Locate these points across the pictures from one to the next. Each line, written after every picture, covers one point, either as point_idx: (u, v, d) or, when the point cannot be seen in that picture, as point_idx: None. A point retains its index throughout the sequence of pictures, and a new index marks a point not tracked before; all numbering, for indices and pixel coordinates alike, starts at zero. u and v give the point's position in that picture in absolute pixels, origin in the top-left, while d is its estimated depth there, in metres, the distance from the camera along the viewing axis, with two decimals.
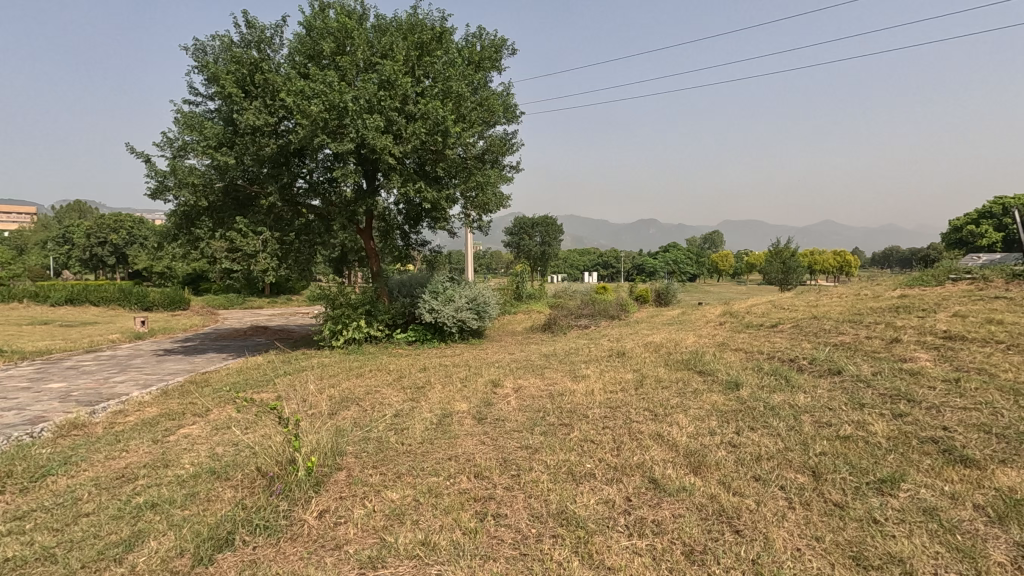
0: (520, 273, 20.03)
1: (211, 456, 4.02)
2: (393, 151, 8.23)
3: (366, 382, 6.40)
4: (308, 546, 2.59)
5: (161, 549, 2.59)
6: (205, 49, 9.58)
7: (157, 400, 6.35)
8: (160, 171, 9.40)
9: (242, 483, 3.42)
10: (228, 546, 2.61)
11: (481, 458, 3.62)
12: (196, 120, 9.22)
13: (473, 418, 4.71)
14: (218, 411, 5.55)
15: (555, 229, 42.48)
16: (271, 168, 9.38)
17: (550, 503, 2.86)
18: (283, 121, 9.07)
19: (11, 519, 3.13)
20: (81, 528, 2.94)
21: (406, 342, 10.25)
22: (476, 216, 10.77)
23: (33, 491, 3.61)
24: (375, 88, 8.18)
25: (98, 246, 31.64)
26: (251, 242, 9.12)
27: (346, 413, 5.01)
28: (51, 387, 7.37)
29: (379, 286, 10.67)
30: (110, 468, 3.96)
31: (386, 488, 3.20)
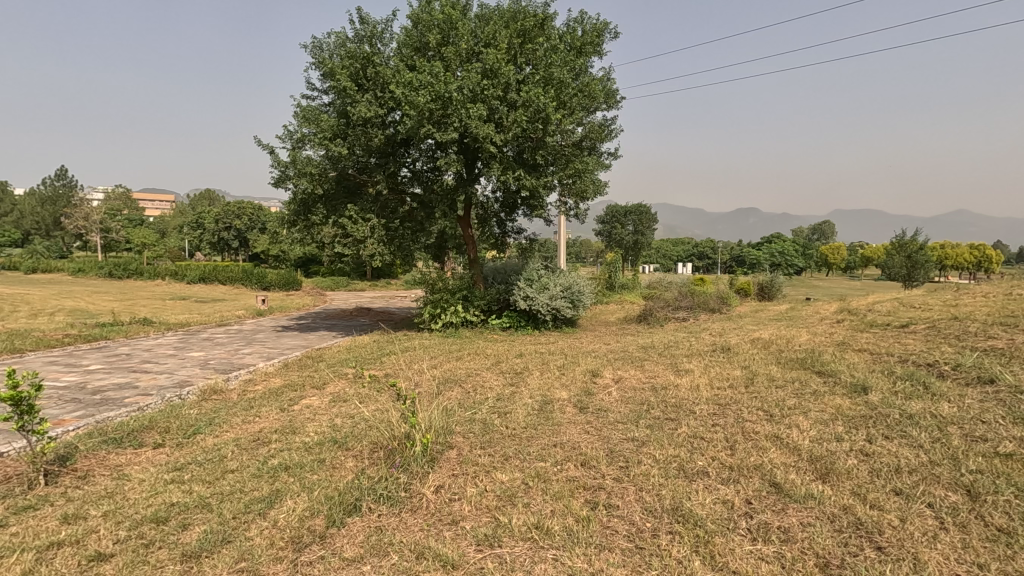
0: (612, 262, 19.66)
1: (331, 427, 4.33)
2: (495, 139, 8.34)
3: (467, 365, 6.59)
4: (427, 519, 2.72)
5: (298, 509, 2.83)
6: (322, 47, 10.22)
7: (280, 372, 6.97)
8: (282, 162, 10.20)
9: (362, 453, 3.65)
10: (356, 512, 2.81)
11: (587, 447, 3.61)
12: (313, 113, 9.88)
13: (574, 406, 4.69)
14: (334, 385, 5.98)
15: (648, 217, 41.25)
16: (379, 158, 9.83)
17: (663, 498, 2.79)
18: (391, 113, 9.47)
19: (172, 469, 3.58)
20: (227, 482, 3.29)
21: (500, 327, 10.44)
22: (572, 204, 10.73)
23: (187, 446, 4.10)
24: (478, 77, 8.34)
25: (225, 231, 35.20)
26: (360, 228, 9.72)
27: (450, 393, 5.20)
28: (193, 355, 8.32)
29: (475, 273, 10.95)
30: (246, 431, 4.39)
31: (495, 469, 3.29)
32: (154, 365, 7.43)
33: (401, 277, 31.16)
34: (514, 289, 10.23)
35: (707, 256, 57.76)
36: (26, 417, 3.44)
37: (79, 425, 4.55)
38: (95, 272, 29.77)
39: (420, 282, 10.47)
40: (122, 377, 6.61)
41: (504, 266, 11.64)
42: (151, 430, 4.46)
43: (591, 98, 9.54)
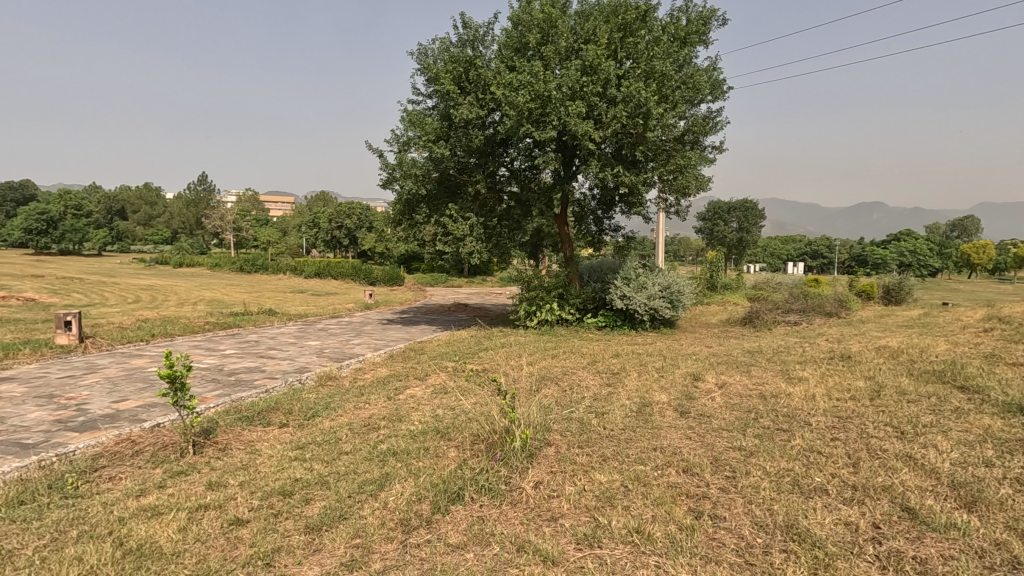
0: (713, 261, 18.72)
1: (434, 417, 4.53)
2: (593, 136, 8.24)
3: (563, 363, 6.59)
4: (527, 513, 2.76)
5: (405, 493, 2.99)
6: (427, 53, 10.67)
7: (386, 362, 7.39)
8: (390, 164, 10.79)
9: (463, 444, 3.78)
10: (459, 500, 2.92)
11: (690, 454, 3.47)
12: (418, 116, 10.35)
13: (675, 410, 4.54)
14: (435, 377, 6.24)
15: (754, 214, 38.76)
16: (478, 158, 10.08)
17: (776, 513, 2.62)
18: (491, 113, 9.68)
19: (296, 447, 3.93)
20: (342, 463, 3.55)
21: (596, 326, 10.34)
22: (673, 201, 10.37)
23: (307, 427, 4.48)
24: (578, 74, 8.29)
25: (337, 229, 37.99)
26: (460, 227, 10.08)
27: (547, 391, 5.23)
28: (310, 344, 9.08)
29: (571, 271, 10.93)
30: (358, 417, 4.71)
31: (594, 469, 3.26)
32: (278, 352, 8.19)
33: (496, 274, 31.83)
34: (610, 288, 10.07)
35: (820, 255, 53.20)
36: (179, 394, 3.94)
37: (219, 402, 5.13)
38: (229, 266, 33.39)
39: (517, 279, 10.63)
40: (252, 361, 7.36)
41: (600, 264, 11.51)
42: (277, 411, 4.92)
43: (695, 90, 9.15)
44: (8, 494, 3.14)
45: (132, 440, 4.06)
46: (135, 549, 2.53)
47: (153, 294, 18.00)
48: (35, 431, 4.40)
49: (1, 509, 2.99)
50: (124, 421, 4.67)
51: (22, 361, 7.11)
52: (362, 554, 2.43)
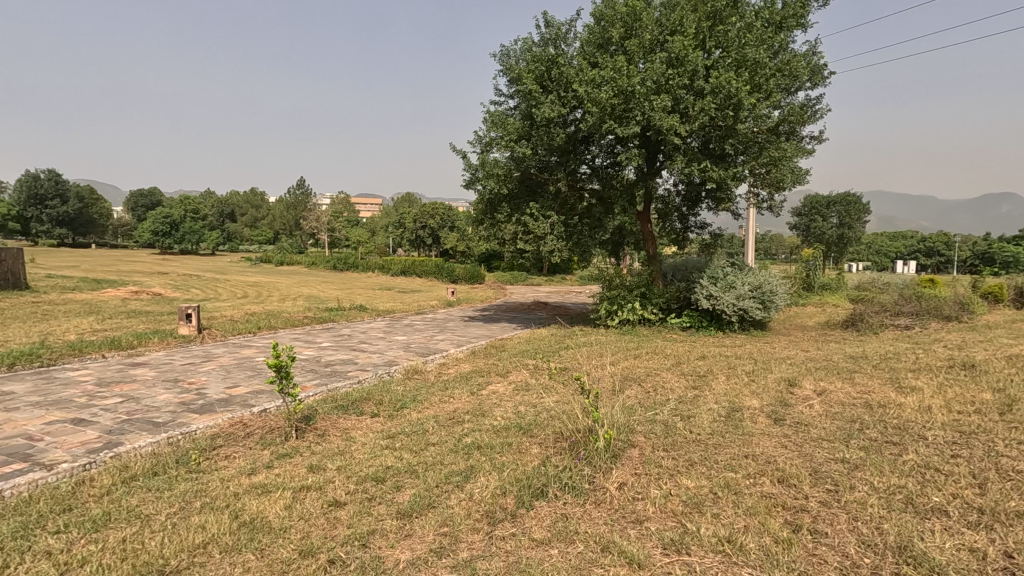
0: (810, 260, 17.49)
1: (516, 413, 4.59)
2: (679, 131, 7.97)
3: (645, 364, 6.44)
4: (611, 514, 2.74)
5: (490, 486, 3.06)
6: (510, 54, 10.81)
7: (469, 358, 7.57)
8: (473, 165, 11.04)
9: (546, 441, 3.80)
10: (543, 497, 2.95)
11: (786, 463, 3.28)
12: (500, 117, 10.51)
13: (767, 417, 4.30)
14: (517, 374, 6.31)
15: (857, 208, 35.83)
16: (559, 157, 10.06)
17: (886, 533, 2.42)
18: (573, 111, 9.63)
19: (386, 436, 4.14)
20: (429, 454, 3.69)
21: (680, 327, 10.01)
22: (765, 196, 9.82)
23: (397, 418, 4.70)
24: (663, 67, 8.06)
25: (422, 229, 39.45)
26: (541, 225, 10.12)
27: (629, 391, 5.14)
28: (398, 338, 9.50)
29: (654, 269, 10.66)
30: (443, 410, 4.88)
31: (680, 474, 3.17)
32: (369, 345, 8.65)
33: (576, 273, 31.67)
34: (696, 288, 9.70)
35: (936, 252, 48.14)
36: (284, 382, 4.27)
37: (317, 391, 5.51)
38: (324, 265, 35.69)
39: (598, 278, 10.50)
40: (345, 354, 7.82)
41: (685, 262, 11.12)
42: (368, 401, 5.20)
43: (792, 77, 8.62)
44: (144, 465, 3.56)
45: (243, 422, 4.45)
46: (249, 522, 2.78)
47: (259, 290, 19.64)
48: (164, 411, 4.94)
49: (139, 478, 3.39)
50: (237, 405, 5.13)
51: (153, 349, 8.01)
52: (450, 542, 2.52)
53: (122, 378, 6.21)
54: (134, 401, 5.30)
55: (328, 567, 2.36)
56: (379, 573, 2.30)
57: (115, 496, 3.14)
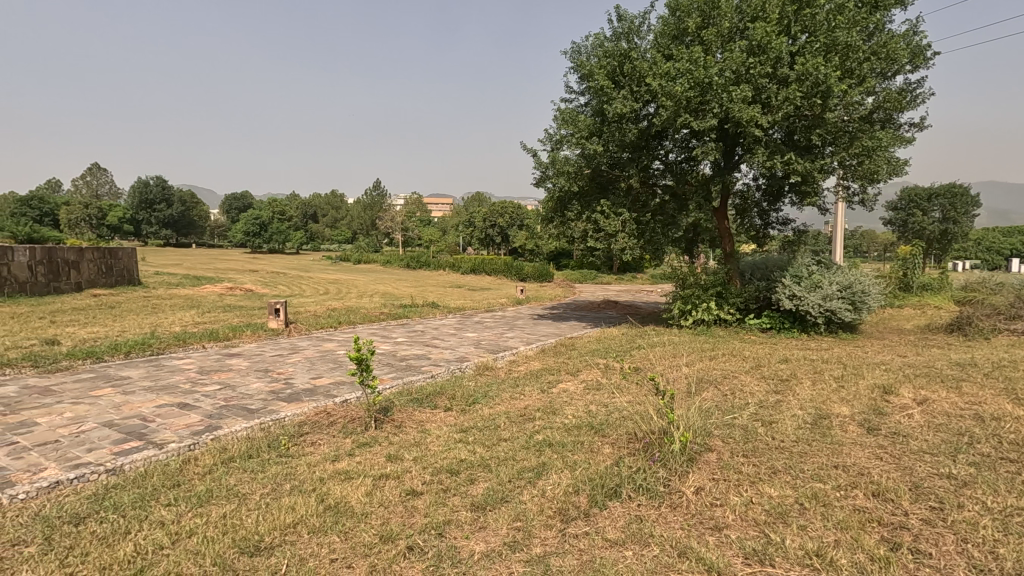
0: (908, 257, 16.12)
1: (588, 412, 4.56)
2: (761, 122, 7.58)
3: (722, 366, 6.19)
4: (688, 519, 2.66)
5: (562, 484, 3.06)
6: (581, 51, 10.72)
7: (539, 356, 7.60)
8: (543, 163, 11.05)
9: (618, 442, 3.75)
10: (617, 497, 2.91)
11: (882, 476, 3.05)
12: (571, 114, 10.44)
13: (859, 426, 4.01)
14: (587, 373, 6.26)
15: (963, 201, 32.64)
16: (632, 152, 9.86)
17: (1003, 559, 2.19)
18: (646, 106, 9.40)
19: (460, 430, 4.24)
20: (502, 449, 3.74)
21: (759, 328, 9.53)
22: (856, 189, 9.15)
23: (470, 413, 4.80)
24: (743, 56, 7.71)
25: (491, 229, 40.03)
26: (612, 223, 9.97)
27: (706, 394, 4.96)
28: (469, 335, 9.69)
29: (731, 268, 10.22)
30: (514, 406, 4.93)
31: (762, 482, 3.02)
32: (441, 341, 8.89)
33: (647, 272, 30.96)
34: (777, 287, 9.21)
35: None
36: (364, 374, 4.47)
37: (394, 384, 5.73)
38: (398, 263, 37.03)
39: (670, 276, 10.21)
40: (419, 349, 8.08)
41: (765, 260, 10.57)
42: (442, 395, 5.35)
43: (889, 60, 7.98)
44: (240, 448, 3.85)
45: (327, 412, 4.70)
46: (333, 506, 2.94)
47: (339, 287, 20.70)
48: (256, 399, 5.32)
49: (237, 460, 3.67)
50: (321, 395, 5.44)
51: (246, 341, 8.65)
52: (523, 537, 2.55)
53: (220, 367, 6.75)
54: (230, 388, 5.75)
55: (407, 554, 2.45)
56: (455, 563, 2.36)
57: (216, 475, 3.42)
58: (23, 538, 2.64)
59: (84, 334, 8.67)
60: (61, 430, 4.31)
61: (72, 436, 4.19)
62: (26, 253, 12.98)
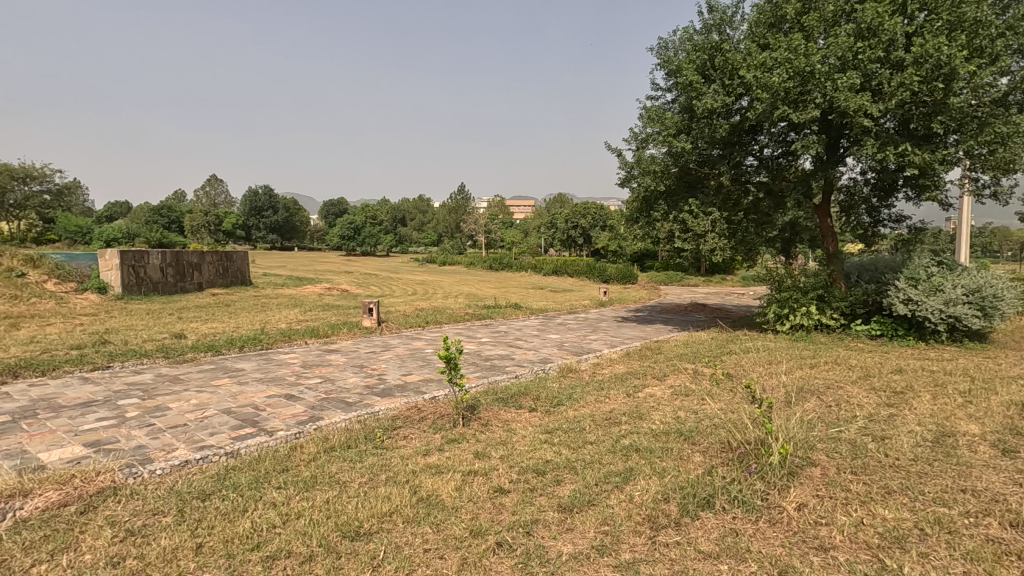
0: None
1: (676, 418, 4.42)
2: (871, 111, 6.98)
3: (826, 375, 5.75)
4: (789, 536, 2.51)
5: (651, 491, 2.99)
6: (668, 46, 10.43)
7: (623, 359, 7.46)
8: (628, 163, 10.85)
9: (710, 450, 3.60)
10: (710, 508, 2.80)
11: (1021, 505, 2.70)
12: (657, 112, 10.17)
13: (992, 447, 3.58)
14: (675, 378, 6.06)
15: None
16: (723, 149, 9.44)
17: None
18: (739, 100, 8.94)
19: (545, 431, 4.26)
20: (587, 452, 3.71)
21: (868, 335, 8.77)
22: (986, 180, 8.18)
23: (554, 414, 4.81)
24: (850, 41, 7.15)
25: (573, 230, 39.86)
26: (701, 223, 9.58)
27: (807, 404, 4.64)
28: (552, 337, 9.72)
29: (835, 269, 9.48)
30: (600, 410, 4.87)
31: (874, 502, 2.78)
32: (525, 342, 8.98)
33: (738, 273, 29.47)
34: (889, 291, 8.42)
35: None
36: (452, 372, 4.62)
37: (480, 383, 5.87)
38: (481, 265, 37.85)
39: (765, 278, 9.64)
40: (504, 350, 8.22)
41: (873, 261, 9.69)
42: (527, 396, 5.40)
43: None
44: (340, 438, 4.11)
45: (418, 407, 4.91)
46: (426, 498, 3.06)
47: (426, 288, 21.54)
48: (353, 393, 5.66)
49: (337, 449, 3.93)
50: (411, 391, 5.68)
51: (343, 338, 9.22)
52: (611, 542, 2.52)
53: (321, 362, 7.24)
54: (330, 382, 6.16)
55: (496, 549, 2.51)
56: (543, 562, 2.38)
57: (319, 463, 3.68)
58: (160, 508, 2.99)
59: (205, 329, 9.64)
60: (189, 415, 4.82)
61: (197, 421, 4.67)
62: (158, 257, 14.63)
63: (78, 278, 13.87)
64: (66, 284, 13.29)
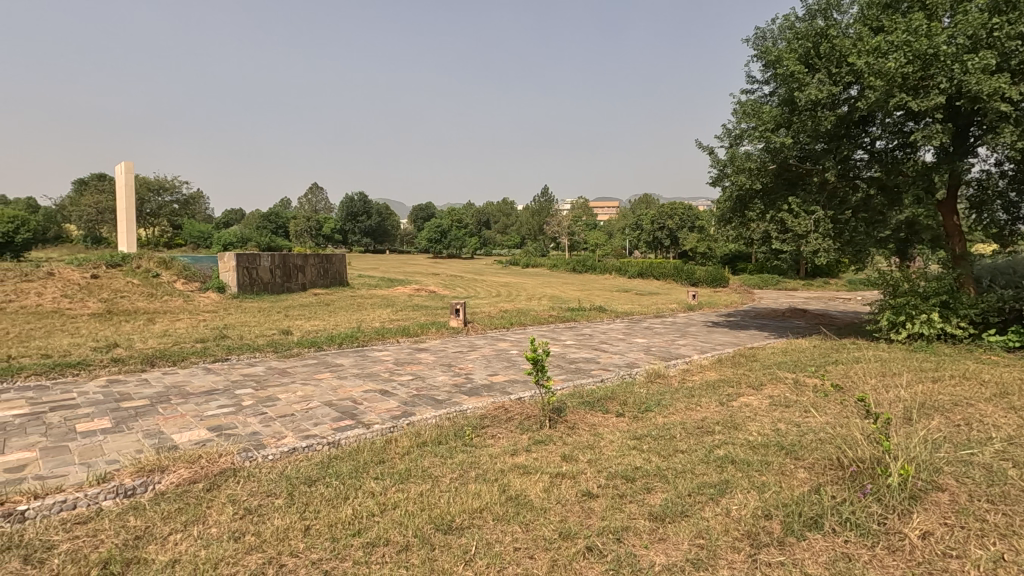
0: None
1: (776, 431, 4.16)
2: (1009, 94, 6.22)
3: (951, 390, 5.16)
4: (911, 566, 2.28)
5: (750, 506, 2.83)
6: (766, 35, 9.88)
7: (715, 366, 7.13)
8: (720, 161, 10.39)
9: (815, 467, 3.35)
10: (817, 529, 2.61)
11: None
12: (753, 106, 9.66)
13: None
14: (773, 388, 5.71)
15: None
16: (828, 143, 8.79)
17: None
18: (848, 89, 8.28)
19: (633, 437, 4.16)
20: (679, 461, 3.59)
21: (1004, 346, 7.76)
22: None
23: (643, 420, 4.69)
24: (983, 17, 6.42)
25: (659, 231, 38.77)
26: (803, 222, 8.93)
27: (929, 421, 4.19)
28: (638, 341, 9.50)
29: (962, 273, 8.50)
30: (691, 418, 4.69)
31: (1017, 536, 2.46)
32: (610, 346, 8.85)
33: (843, 277, 27.25)
34: None
35: None
36: (539, 374, 4.64)
37: (565, 386, 5.86)
38: (564, 267, 37.75)
39: (876, 282, 8.82)
40: (589, 353, 8.15)
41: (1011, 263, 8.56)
42: (614, 400, 5.31)
43: None
44: (431, 434, 4.26)
45: (505, 407, 4.98)
46: (514, 497, 3.10)
47: (510, 289, 21.91)
48: (443, 390, 5.85)
49: (429, 445, 4.07)
50: (498, 391, 5.78)
51: (432, 337, 9.57)
52: (707, 556, 2.42)
53: (412, 360, 7.56)
54: (421, 379, 6.42)
55: (587, 554, 2.49)
56: (636, 570, 2.33)
57: (413, 457, 3.84)
58: (273, 491, 3.25)
59: (308, 326, 10.38)
60: (296, 405, 5.21)
61: (303, 411, 5.04)
62: (269, 259, 15.96)
63: (202, 278, 15.44)
64: (192, 284, 14.85)
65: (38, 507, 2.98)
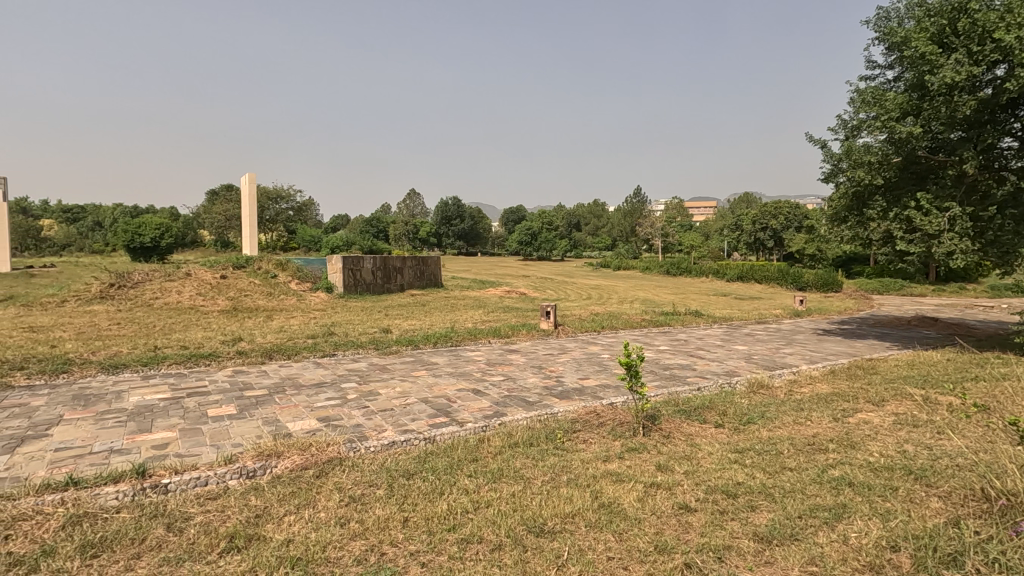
0: None
1: (902, 452, 3.74)
2: None
3: None
4: None
5: (873, 535, 2.56)
6: (890, 15, 8.97)
7: (827, 377, 6.56)
8: (835, 155, 9.56)
9: (953, 497, 2.96)
10: (957, 567, 2.30)
11: None
12: (874, 93, 8.80)
13: None
14: (897, 404, 5.15)
15: None
16: (967, 130, 7.80)
17: None
18: (992, 69, 7.31)
19: (735, 451, 3.92)
20: (787, 479, 3.33)
21: None
22: None
23: (744, 432, 4.42)
24: None
25: (761, 231, 36.52)
26: (933, 220, 7.94)
27: None
28: (738, 348, 8.98)
29: None
30: (800, 433, 4.35)
31: None
32: (707, 352, 8.44)
33: (983, 282, 24.06)
34: None
35: None
36: (633, 380, 4.52)
37: (659, 393, 5.67)
38: (657, 269, 36.67)
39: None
40: (684, 359, 7.82)
41: None
42: (712, 410, 5.05)
43: None
44: (523, 435, 4.29)
45: (596, 412, 4.91)
46: (607, 505, 3.04)
47: (600, 293, 21.63)
48: (533, 392, 5.88)
49: (520, 446, 4.10)
50: (589, 395, 5.71)
51: (522, 338, 9.67)
52: None
53: (503, 361, 7.68)
54: (512, 380, 6.49)
55: (685, 570, 2.38)
56: None
57: (505, 457, 3.88)
58: (374, 481, 3.43)
59: (406, 325, 10.89)
60: (394, 401, 5.47)
61: (401, 406, 5.28)
62: (371, 261, 16.95)
63: (313, 279, 16.70)
64: (304, 284, 16.13)
65: (178, 481, 3.37)
